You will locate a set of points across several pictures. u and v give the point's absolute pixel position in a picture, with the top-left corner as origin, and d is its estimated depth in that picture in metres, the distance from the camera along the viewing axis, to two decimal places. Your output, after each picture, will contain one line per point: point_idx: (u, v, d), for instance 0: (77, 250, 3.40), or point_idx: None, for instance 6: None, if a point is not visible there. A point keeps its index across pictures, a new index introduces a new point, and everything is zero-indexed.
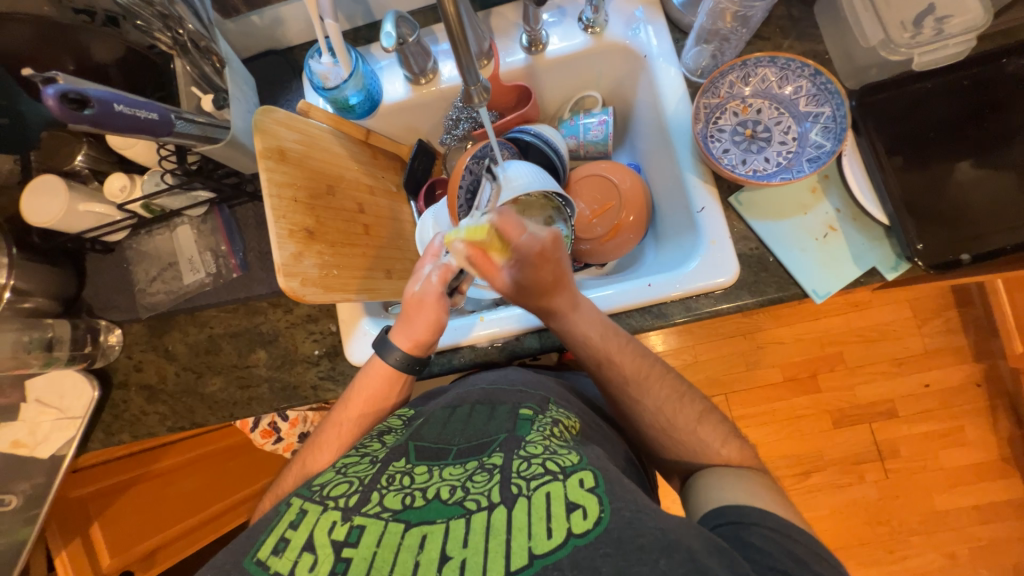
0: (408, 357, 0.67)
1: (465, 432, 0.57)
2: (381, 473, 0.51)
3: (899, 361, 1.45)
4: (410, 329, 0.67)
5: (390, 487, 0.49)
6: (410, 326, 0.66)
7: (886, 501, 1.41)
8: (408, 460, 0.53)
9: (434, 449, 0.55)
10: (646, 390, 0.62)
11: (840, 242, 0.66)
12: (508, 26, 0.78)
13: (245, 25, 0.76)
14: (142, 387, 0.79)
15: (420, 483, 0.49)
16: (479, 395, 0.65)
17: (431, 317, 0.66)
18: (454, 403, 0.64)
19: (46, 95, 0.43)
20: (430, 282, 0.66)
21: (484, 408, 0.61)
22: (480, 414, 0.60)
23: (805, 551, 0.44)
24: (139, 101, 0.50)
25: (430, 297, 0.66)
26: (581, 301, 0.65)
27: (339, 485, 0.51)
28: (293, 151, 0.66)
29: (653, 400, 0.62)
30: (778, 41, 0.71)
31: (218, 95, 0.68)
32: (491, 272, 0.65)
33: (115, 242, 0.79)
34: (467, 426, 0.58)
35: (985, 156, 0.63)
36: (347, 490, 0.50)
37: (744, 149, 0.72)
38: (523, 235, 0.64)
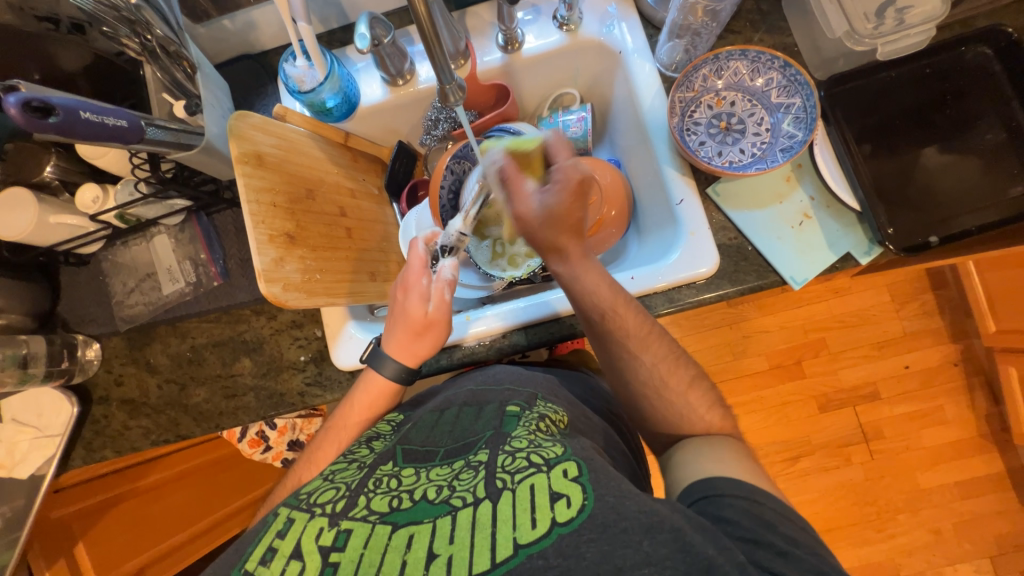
0: (407, 369, 0.66)
1: (452, 433, 0.57)
2: (369, 477, 0.51)
3: (880, 344, 1.49)
4: (416, 344, 0.66)
5: (378, 490, 0.49)
6: (416, 343, 0.66)
7: (873, 482, 1.45)
8: (395, 463, 0.53)
9: (421, 451, 0.55)
10: (633, 382, 0.63)
11: (815, 229, 0.68)
12: (484, 25, 0.78)
13: (216, 30, 0.74)
14: (124, 402, 0.78)
15: (407, 485, 0.50)
16: (466, 396, 0.65)
17: (441, 333, 0.66)
18: (443, 406, 0.64)
19: (8, 104, 0.41)
20: (442, 299, 0.65)
21: (471, 408, 0.61)
22: (468, 415, 0.60)
23: (786, 521, 0.45)
24: (107, 108, 0.48)
25: (442, 315, 0.65)
26: (591, 255, 0.64)
27: (327, 491, 0.50)
28: (271, 155, 0.66)
29: (640, 392, 0.63)
30: (748, 35, 0.73)
31: (191, 100, 0.66)
32: (520, 193, 0.62)
33: (89, 255, 0.78)
34: (455, 427, 0.58)
35: (949, 141, 0.65)
36: (334, 496, 0.49)
37: (719, 141, 0.73)
38: (571, 159, 0.65)
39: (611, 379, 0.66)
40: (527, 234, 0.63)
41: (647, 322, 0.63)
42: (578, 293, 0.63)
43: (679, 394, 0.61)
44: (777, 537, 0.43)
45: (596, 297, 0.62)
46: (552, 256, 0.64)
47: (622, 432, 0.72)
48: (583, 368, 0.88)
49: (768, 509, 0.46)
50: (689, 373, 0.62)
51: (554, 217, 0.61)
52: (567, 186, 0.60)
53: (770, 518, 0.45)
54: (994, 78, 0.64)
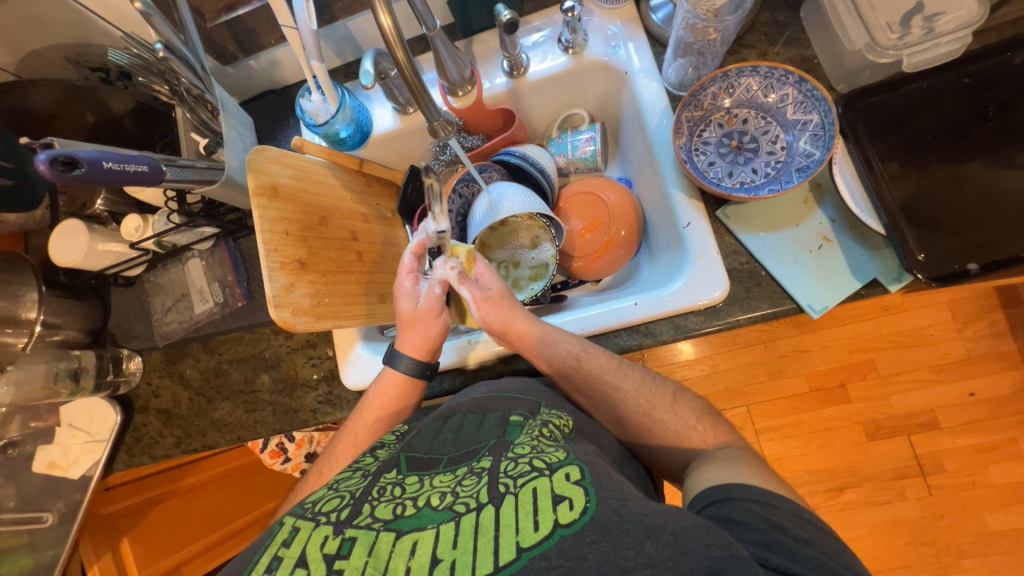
0: (420, 362, 0.69)
1: (456, 441, 0.58)
2: (372, 485, 0.52)
3: (938, 368, 1.35)
4: (415, 337, 0.69)
5: (381, 498, 0.49)
6: (419, 335, 0.69)
7: (931, 520, 1.31)
8: (399, 471, 0.54)
9: (425, 459, 0.56)
10: (632, 407, 0.62)
11: (836, 253, 0.63)
12: (489, 51, 0.79)
13: (244, 70, 0.80)
14: (160, 412, 0.85)
15: (411, 493, 0.50)
16: (470, 403, 0.64)
17: (435, 326, 0.69)
18: (446, 413, 0.63)
19: (38, 161, 0.45)
20: (431, 293, 0.68)
21: (474, 415, 0.61)
22: (471, 423, 0.60)
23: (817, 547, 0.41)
24: (128, 156, 0.52)
25: (431, 308, 0.68)
26: (552, 329, 0.68)
27: (331, 500, 0.51)
28: (286, 186, 0.70)
29: (639, 420, 0.61)
30: (763, 49, 0.69)
31: (213, 138, 0.72)
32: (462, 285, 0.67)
33: (135, 276, 0.86)
34: (458, 435, 0.58)
35: (998, 155, 0.59)
36: (338, 505, 0.50)
37: (730, 162, 0.70)
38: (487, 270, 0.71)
39: (604, 412, 0.64)
40: (488, 313, 0.67)
41: (621, 361, 0.66)
42: (546, 350, 0.66)
43: (682, 427, 0.59)
44: (793, 560, 0.40)
45: (568, 344, 0.66)
46: (516, 327, 0.67)
47: None
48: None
49: (786, 524, 0.43)
50: (668, 391, 0.63)
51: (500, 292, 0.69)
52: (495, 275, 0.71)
53: (793, 535, 0.42)
54: None
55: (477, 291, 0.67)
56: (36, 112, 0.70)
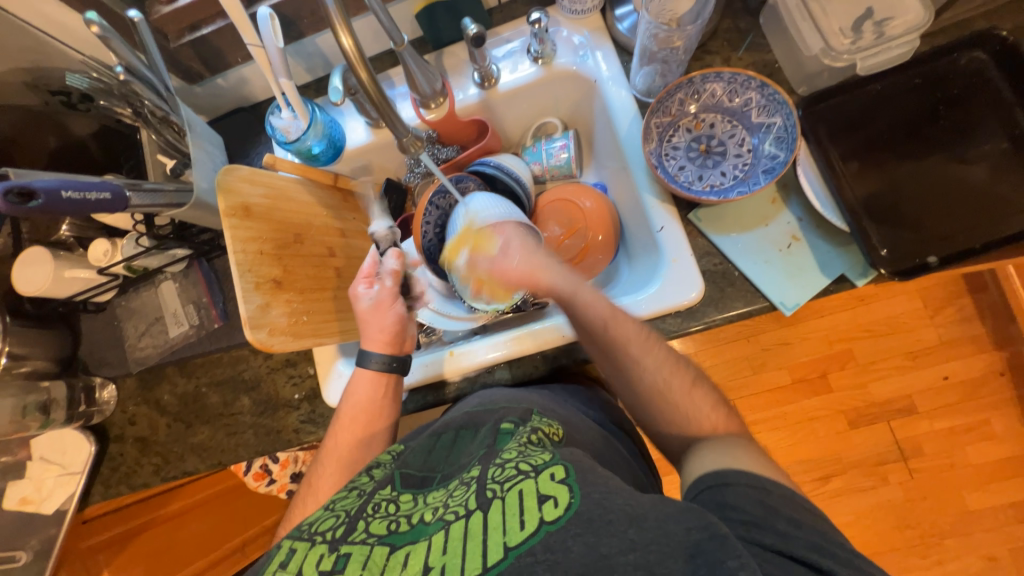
0: (387, 354, 0.69)
1: (449, 460, 0.58)
2: (367, 502, 0.51)
3: (913, 354, 1.39)
4: (374, 332, 0.69)
5: (376, 514, 0.49)
6: (376, 327, 0.69)
7: (915, 503, 1.35)
8: (394, 488, 0.53)
9: (418, 477, 0.56)
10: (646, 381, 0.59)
11: (804, 252, 0.65)
12: (460, 63, 0.80)
13: (211, 88, 0.79)
14: (137, 440, 0.82)
15: (406, 510, 0.49)
16: (462, 419, 0.65)
17: (391, 315, 0.69)
18: (439, 432, 0.64)
19: None
20: (385, 286, 0.70)
21: (467, 433, 0.62)
22: (464, 441, 0.61)
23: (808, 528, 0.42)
24: (89, 183, 0.50)
25: (386, 298, 0.69)
26: (584, 291, 0.63)
27: (327, 519, 0.50)
28: (258, 206, 0.69)
29: (648, 394, 0.59)
30: (726, 54, 0.71)
31: (183, 159, 0.71)
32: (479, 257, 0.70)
33: (106, 301, 0.83)
34: (451, 455, 0.59)
35: (952, 151, 0.61)
36: (334, 523, 0.49)
37: (699, 165, 0.71)
38: (510, 229, 0.70)
39: (622, 383, 0.62)
40: (508, 277, 0.67)
41: (649, 335, 0.62)
42: (572, 310, 0.63)
43: (694, 413, 0.56)
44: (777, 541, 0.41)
45: (594, 311, 0.61)
46: (543, 284, 0.65)
47: (625, 443, 0.71)
48: (589, 381, 0.84)
49: (778, 505, 0.43)
50: (688, 374, 0.59)
51: (522, 255, 0.67)
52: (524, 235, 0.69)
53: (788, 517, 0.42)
54: (992, 84, 0.60)
55: (497, 264, 0.68)
56: None
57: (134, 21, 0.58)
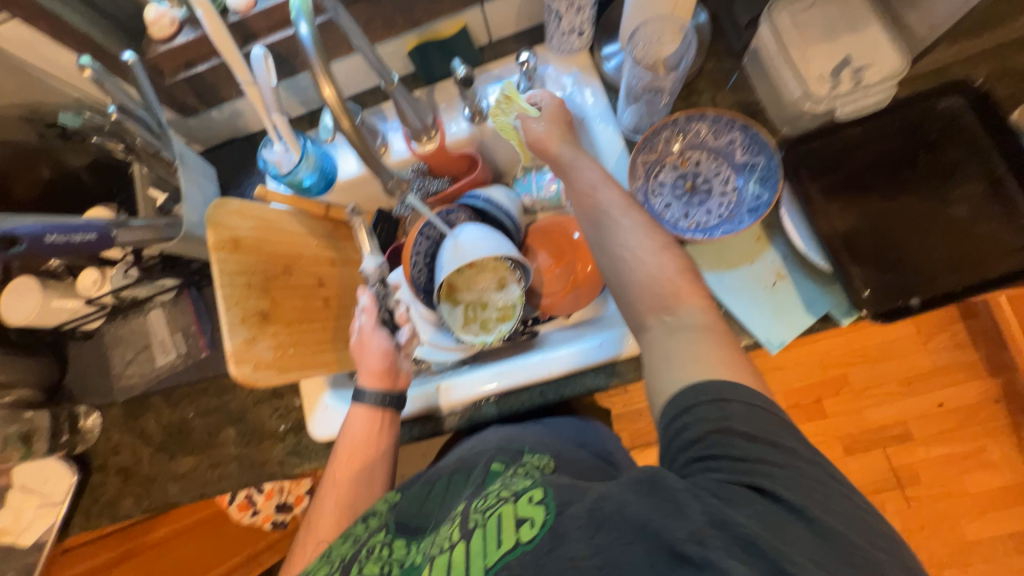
0: (376, 386, 0.69)
1: (442, 506, 0.61)
2: (362, 547, 0.55)
3: (908, 380, 1.38)
4: (362, 369, 0.71)
5: (370, 557, 0.53)
6: (364, 364, 0.71)
7: (911, 532, 1.34)
8: (388, 532, 0.57)
9: (411, 524, 0.59)
10: (636, 269, 0.55)
11: (789, 290, 0.66)
12: (451, 98, 0.81)
13: (206, 120, 0.80)
14: (120, 470, 0.81)
15: (399, 556, 0.53)
16: (454, 463, 0.67)
17: (374, 348, 0.71)
18: (432, 477, 0.66)
19: None
20: (364, 323, 0.74)
21: (461, 474, 0.64)
22: (457, 484, 0.63)
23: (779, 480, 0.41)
24: (75, 226, 0.55)
25: (367, 333, 0.73)
26: (585, 163, 0.63)
27: (325, 565, 0.53)
28: (248, 238, 0.69)
29: (631, 275, 0.55)
30: (711, 94, 0.73)
31: (173, 194, 0.72)
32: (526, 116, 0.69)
33: (94, 328, 0.83)
34: (444, 496, 0.62)
35: (932, 192, 0.62)
36: (332, 567, 0.53)
37: (685, 203, 0.71)
38: (547, 101, 0.70)
39: (604, 259, 0.58)
40: (531, 141, 0.68)
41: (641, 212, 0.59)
42: (568, 176, 0.64)
43: (659, 274, 0.54)
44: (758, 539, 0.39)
45: (586, 179, 0.62)
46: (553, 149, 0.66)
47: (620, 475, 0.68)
48: (578, 412, 0.83)
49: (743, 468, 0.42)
50: (663, 236, 0.56)
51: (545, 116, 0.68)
52: (554, 108, 0.69)
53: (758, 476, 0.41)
54: (968, 129, 0.62)
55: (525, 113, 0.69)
56: None
57: (129, 62, 0.59)
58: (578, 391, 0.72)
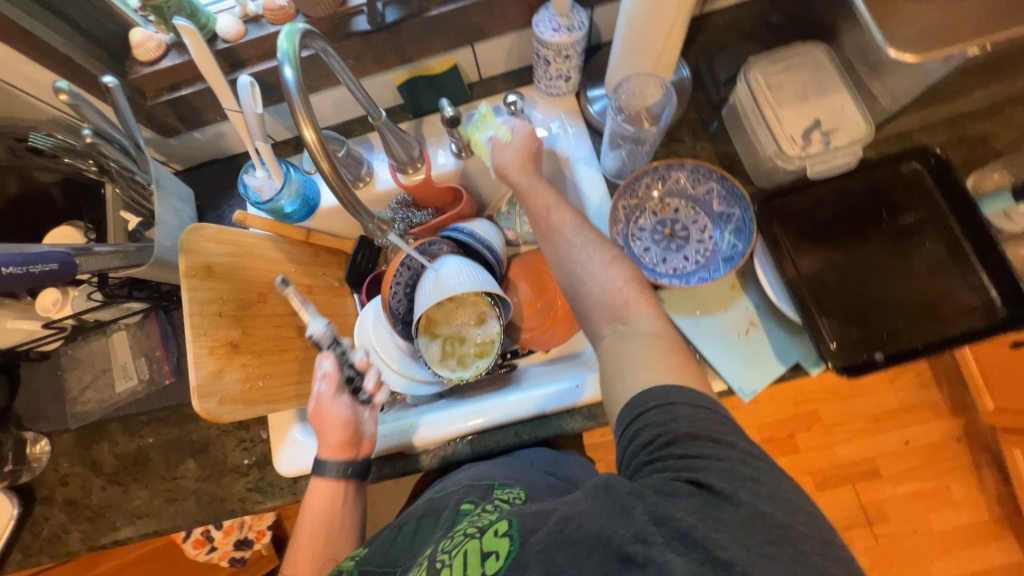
0: (337, 456, 0.68)
1: (410, 551, 0.59)
2: None
3: (876, 417, 1.42)
4: (321, 439, 0.69)
5: None
6: (323, 434, 0.69)
7: (879, 569, 1.36)
8: None
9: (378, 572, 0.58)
10: (598, 295, 0.58)
11: (762, 338, 0.67)
12: (439, 132, 0.82)
13: (187, 141, 0.79)
14: (67, 502, 0.76)
15: None
16: (422, 507, 0.65)
17: (332, 418, 0.69)
18: (401, 520, 0.64)
19: None
20: (320, 392, 0.72)
21: (429, 521, 0.62)
22: (426, 530, 0.61)
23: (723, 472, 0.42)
24: (33, 256, 0.52)
25: (325, 402, 0.71)
26: (547, 199, 0.65)
27: None
28: (221, 265, 0.67)
29: (599, 304, 0.58)
30: (690, 143, 0.76)
31: (146, 219, 0.70)
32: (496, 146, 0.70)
33: (51, 350, 0.79)
34: (414, 542, 0.60)
35: (895, 250, 0.65)
36: None
37: (663, 248, 0.74)
38: (518, 128, 0.71)
39: (572, 288, 0.61)
40: (500, 171, 0.68)
41: (602, 240, 0.62)
42: (532, 209, 0.65)
43: (608, 286, 0.58)
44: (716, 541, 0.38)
45: (548, 214, 0.64)
46: (517, 184, 0.67)
47: None
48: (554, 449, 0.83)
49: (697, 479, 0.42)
50: (611, 249, 0.61)
51: (518, 149, 0.69)
52: (524, 136, 0.70)
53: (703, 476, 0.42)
54: (928, 193, 0.65)
55: (496, 142, 0.70)
56: None
57: (110, 87, 0.57)
58: (554, 433, 0.72)
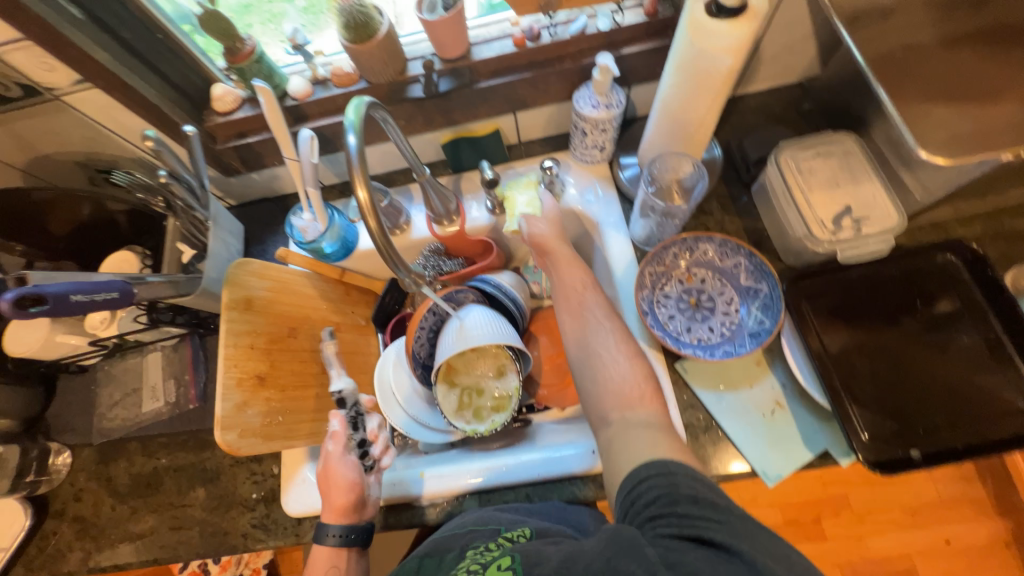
0: (341, 522, 0.66)
1: None
2: None
3: (912, 510, 1.31)
4: (326, 501, 0.67)
5: None
6: (328, 496, 0.67)
7: None
8: None
9: None
10: (617, 384, 0.57)
11: (788, 420, 0.65)
12: (476, 188, 0.86)
13: (245, 181, 0.85)
14: (77, 519, 0.77)
15: None
16: (425, 549, 0.62)
17: (338, 482, 0.67)
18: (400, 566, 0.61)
19: (3, 298, 0.51)
20: (329, 452, 0.70)
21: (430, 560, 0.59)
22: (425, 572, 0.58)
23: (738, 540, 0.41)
24: (98, 285, 0.56)
25: (333, 462, 0.68)
26: (579, 280, 0.68)
27: None
28: (260, 300, 0.71)
29: (615, 391, 0.57)
30: (719, 216, 0.77)
31: (200, 253, 0.75)
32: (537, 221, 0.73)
33: (89, 364, 0.83)
34: None
35: (930, 340, 0.64)
36: None
37: (688, 318, 0.73)
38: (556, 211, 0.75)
39: (589, 370, 0.60)
40: (535, 245, 0.72)
41: (624, 332, 0.62)
42: (561, 285, 0.67)
43: (627, 374, 0.58)
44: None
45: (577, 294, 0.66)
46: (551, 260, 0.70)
47: None
48: None
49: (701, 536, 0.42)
50: (632, 343, 0.61)
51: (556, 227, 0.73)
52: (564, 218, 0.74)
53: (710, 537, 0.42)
54: (965, 285, 0.64)
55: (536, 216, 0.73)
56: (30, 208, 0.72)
57: (190, 135, 0.65)
58: (566, 498, 0.70)
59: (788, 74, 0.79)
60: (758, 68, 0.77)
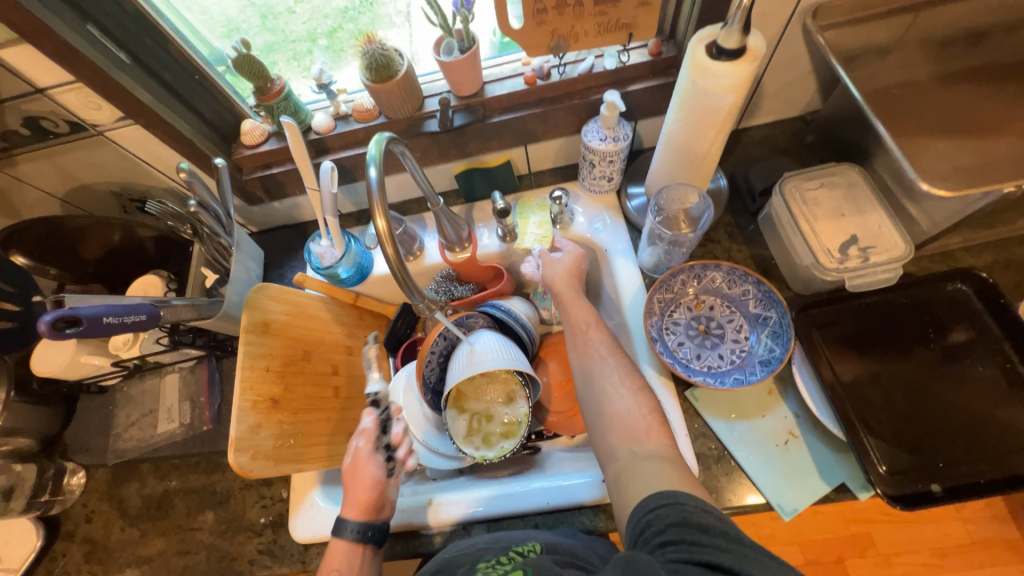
0: (361, 519, 0.65)
1: None
2: None
3: (942, 552, 1.24)
4: (348, 496, 0.66)
5: None
6: (351, 492, 0.66)
7: None
8: None
9: None
10: (622, 419, 0.57)
11: (802, 451, 0.64)
12: (487, 216, 0.89)
13: (267, 209, 0.89)
14: (86, 541, 0.77)
15: None
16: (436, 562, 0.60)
17: (365, 479, 0.67)
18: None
19: (42, 320, 0.52)
20: (358, 450, 0.69)
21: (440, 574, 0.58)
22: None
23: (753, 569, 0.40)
24: (129, 308, 0.59)
25: (361, 459, 0.68)
26: (587, 313, 0.69)
27: None
28: (277, 323, 0.73)
29: (620, 425, 0.57)
30: (726, 244, 0.79)
31: (222, 277, 0.78)
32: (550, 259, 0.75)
33: (109, 384, 0.85)
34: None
35: (945, 371, 0.63)
36: None
37: (698, 344, 0.73)
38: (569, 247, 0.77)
39: (595, 404, 0.60)
40: (546, 280, 0.74)
41: (632, 366, 0.63)
42: (569, 318, 0.69)
43: (632, 407, 0.58)
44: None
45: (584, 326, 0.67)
46: (560, 292, 0.72)
47: None
48: None
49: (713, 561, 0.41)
50: (640, 377, 0.61)
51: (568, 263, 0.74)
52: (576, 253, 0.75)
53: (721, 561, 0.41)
54: (977, 315, 0.64)
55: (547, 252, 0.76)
56: (65, 234, 0.76)
57: (219, 167, 0.68)
58: (576, 528, 0.68)
59: (790, 108, 0.82)
60: (760, 103, 0.80)
